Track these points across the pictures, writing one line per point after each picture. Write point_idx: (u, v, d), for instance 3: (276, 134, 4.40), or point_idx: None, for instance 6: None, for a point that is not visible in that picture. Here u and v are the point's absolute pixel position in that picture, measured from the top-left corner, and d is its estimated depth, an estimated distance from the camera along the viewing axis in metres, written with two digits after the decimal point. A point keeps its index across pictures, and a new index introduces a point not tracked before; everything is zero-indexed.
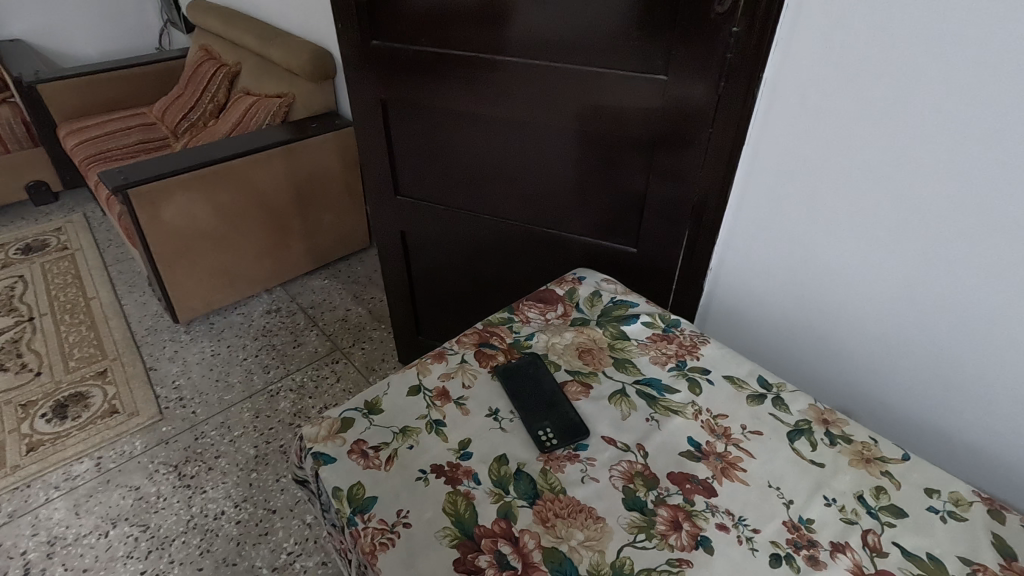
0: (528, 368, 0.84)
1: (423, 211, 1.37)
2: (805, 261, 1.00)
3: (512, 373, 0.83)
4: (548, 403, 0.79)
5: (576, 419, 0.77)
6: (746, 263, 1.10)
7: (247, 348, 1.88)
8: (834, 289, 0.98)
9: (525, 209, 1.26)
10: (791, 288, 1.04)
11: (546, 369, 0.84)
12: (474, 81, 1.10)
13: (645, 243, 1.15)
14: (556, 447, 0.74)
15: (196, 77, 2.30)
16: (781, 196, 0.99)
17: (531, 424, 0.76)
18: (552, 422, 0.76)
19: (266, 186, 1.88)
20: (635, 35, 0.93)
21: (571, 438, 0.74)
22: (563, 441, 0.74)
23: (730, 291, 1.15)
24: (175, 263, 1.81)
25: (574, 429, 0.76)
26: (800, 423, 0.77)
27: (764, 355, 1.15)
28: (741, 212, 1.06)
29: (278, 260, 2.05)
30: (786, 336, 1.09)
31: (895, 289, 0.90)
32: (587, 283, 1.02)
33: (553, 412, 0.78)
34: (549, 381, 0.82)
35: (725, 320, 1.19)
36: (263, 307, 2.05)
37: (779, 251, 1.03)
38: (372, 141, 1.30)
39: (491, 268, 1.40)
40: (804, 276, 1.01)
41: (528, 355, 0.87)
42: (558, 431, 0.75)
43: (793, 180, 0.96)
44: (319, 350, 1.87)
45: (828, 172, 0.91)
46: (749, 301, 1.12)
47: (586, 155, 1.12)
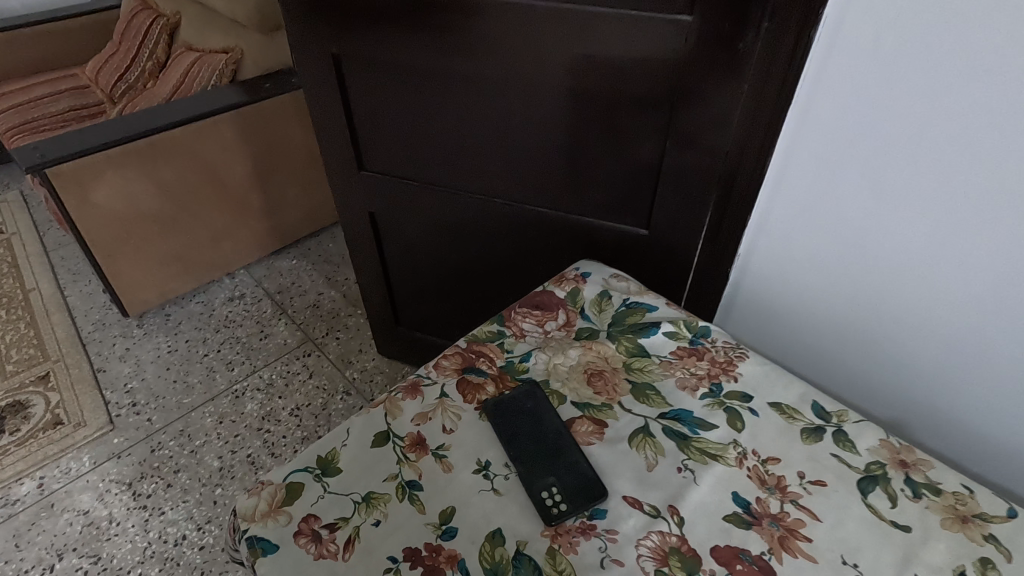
0: (524, 403, 0.67)
1: (394, 189, 1.17)
2: (859, 248, 0.81)
3: (504, 411, 0.66)
4: (552, 454, 0.62)
5: (589, 474, 0.60)
6: (783, 248, 0.91)
7: (208, 342, 1.68)
8: (894, 282, 0.80)
9: (513, 186, 1.06)
10: (836, 280, 0.87)
11: (548, 402, 0.67)
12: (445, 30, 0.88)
13: (660, 224, 0.96)
14: (567, 516, 0.57)
15: (130, 30, 2.01)
16: (834, 169, 0.79)
17: (533, 485, 0.59)
18: (559, 478, 0.59)
19: (217, 159, 1.64)
20: None
21: (585, 503, 0.58)
22: (576, 506, 0.57)
23: (762, 281, 0.97)
24: (116, 251, 1.59)
25: (588, 489, 0.59)
26: (872, 468, 0.61)
27: (799, 355, 0.98)
28: (781, 187, 0.86)
29: (239, 241, 1.83)
30: (826, 334, 0.92)
31: (976, 287, 0.72)
32: (593, 281, 0.83)
33: (560, 465, 0.61)
34: (552, 421, 0.65)
35: (753, 314, 1.02)
36: (225, 294, 1.84)
37: (824, 237, 0.85)
38: (326, 106, 1.07)
39: (477, 254, 1.20)
40: (856, 266, 0.83)
41: (525, 382, 0.69)
42: (568, 493, 0.58)
43: (851, 149, 0.76)
44: (289, 341, 1.68)
45: (901, 140, 0.70)
46: (785, 293, 0.94)
47: (585, 120, 0.91)
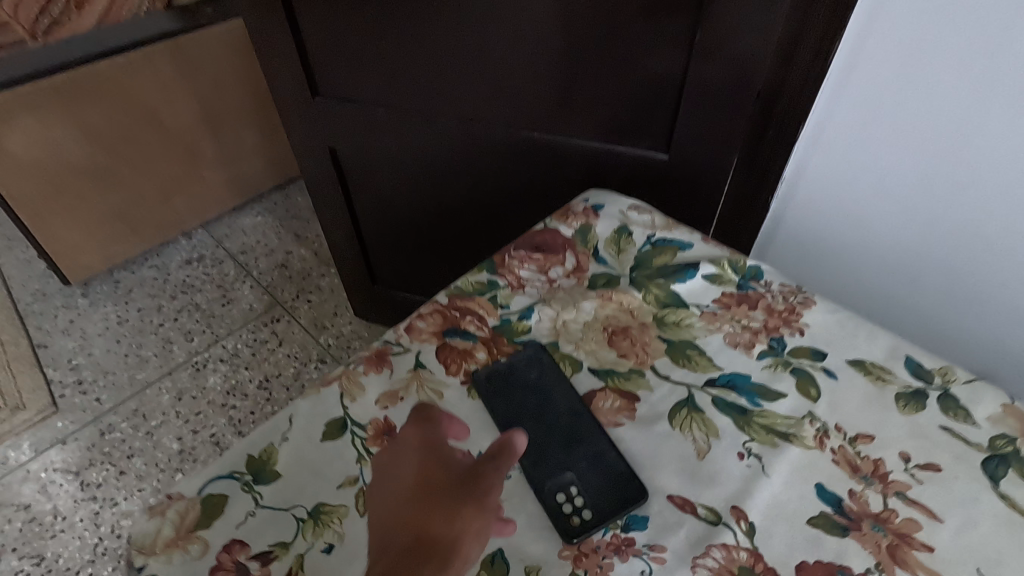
0: (527, 376, 0.50)
1: (357, 118, 0.96)
2: (954, 165, 0.61)
3: (501, 387, 0.49)
4: (567, 443, 0.46)
5: (619, 470, 0.44)
6: (843, 170, 0.70)
7: (163, 311, 1.49)
8: (997, 209, 0.61)
9: (503, 106, 0.86)
10: (911, 210, 0.67)
11: (558, 373, 0.51)
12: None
13: (685, 147, 0.77)
14: (593, 529, 0.42)
15: None
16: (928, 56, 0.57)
17: (545, 487, 0.44)
18: (579, 478, 0.44)
19: (154, 98, 1.40)
20: None
21: (617, 508, 0.43)
22: (604, 514, 0.42)
23: (813, 209, 0.77)
24: (45, 210, 1.38)
25: (619, 490, 0.43)
26: (998, 444, 0.45)
27: (857, 298, 0.79)
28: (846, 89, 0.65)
29: (193, 196, 1.61)
30: (890, 276, 0.74)
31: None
32: (607, 215, 0.65)
33: (579, 460, 0.45)
34: (565, 398, 0.49)
35: (798, 250, 0.82)
36: (181, 255, 1.64)
37: (901, 153, 0.65)
38: (263, 12, 0.85)
39: (462, 195, 1.02)
40: (944, 190, 0.63)
41: (525, 346, 0.52)
42: (592, 496, 0.43)
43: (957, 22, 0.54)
44: (255, 306, 1.50)
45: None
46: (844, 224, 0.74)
47: (589, 14, 0.70)
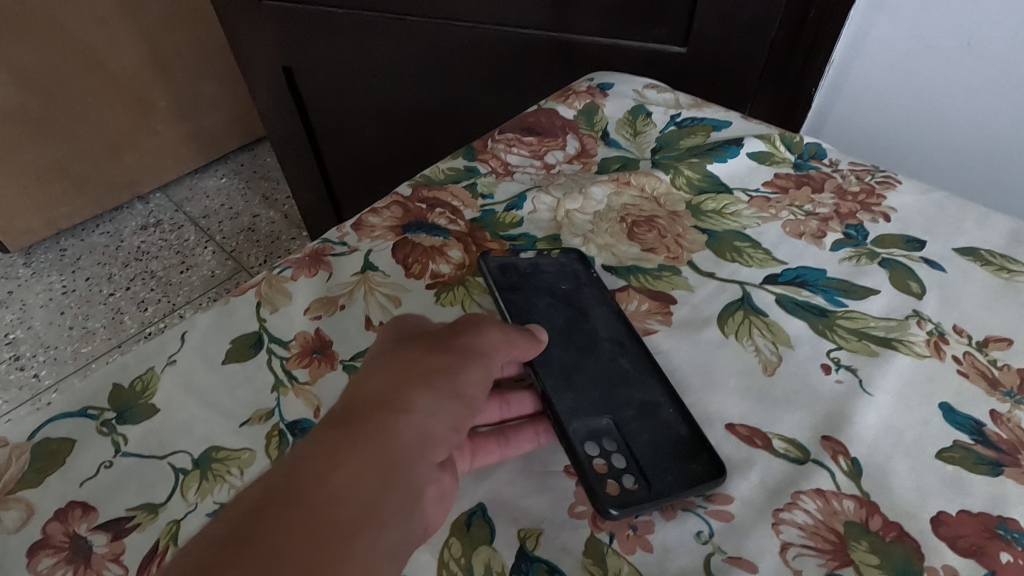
0: (553, 286, 0.35)
1: (310, 24, 0.82)
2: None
3: (516, 286, 0.35)
4: (607, 374, 0.31)
5: (681, 434, 0.29)
6: (920, 31, 0.57)
7: (115, 279, 1.34)
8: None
9: None
10: (1011, 74, 0.54)
11: (600, 290, 0.35)
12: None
13: (711, 34, 0.61)
14: (644, 505, 0.26)
15: None
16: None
17: (571, 427, 0.29)
18: (623, 430, 0.29)
19: (93, 35, 1.25)
20: None
21: (683, 485, 0.27)
22: (659, 490, 0.27)
23: (880, 89, 0.62)
24: None
25: (681, 461, 0.28)
26: None
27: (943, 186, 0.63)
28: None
29: (146, 151, 1.45)
30: (972, 170, 0.61)
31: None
32: (618, 93, 0.51)
33: (624, 404, 0.30)
34: (604, 311, 0.34)
35: (862, 139, 0.66)
36: (137, 221, 1.48)
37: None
38: None
39: (436, 118, 0.86)
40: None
41: (560, 253, 0.37)
42: (643, 458, 0.28)
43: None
44: (217, 273, 1.35)
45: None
46: (924, 99, 0.60)
47: None
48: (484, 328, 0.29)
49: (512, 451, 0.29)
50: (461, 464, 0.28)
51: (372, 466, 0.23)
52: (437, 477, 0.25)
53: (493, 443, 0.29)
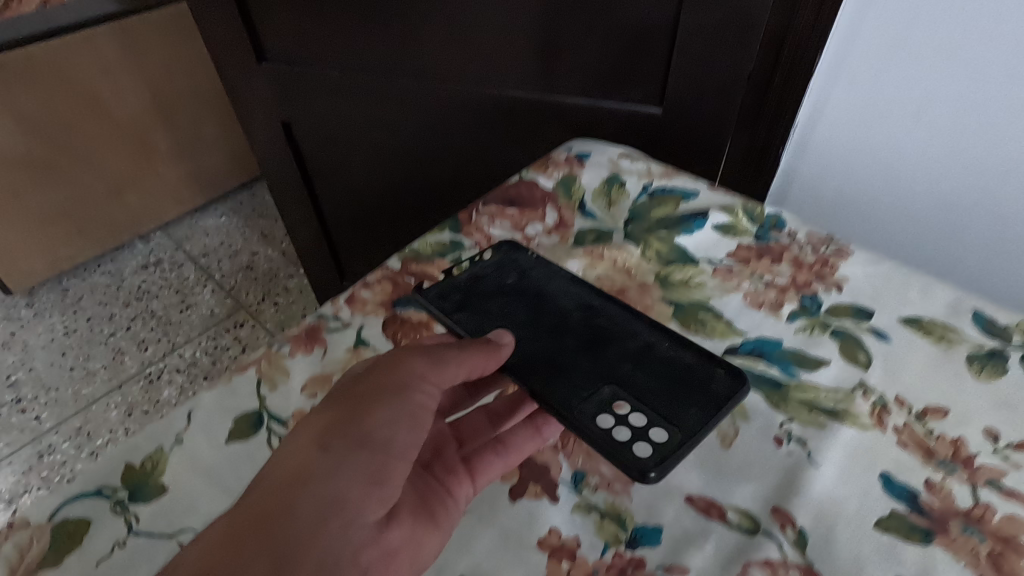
0: (496, 283, 0.41)
1: (307, 83, 0.86)
2: (1021, 67, 0.51)
3: (462, 303, 0.40)
4: (589, 346, 0.36)
5: (680, 365, 0.35)
6: (876, 99, 0.60)
7: (115, 320, 1.37)
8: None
9: (463, 55, 0.75)
10: (960, 143, 0.57)
11: (541, 268, 0.42)
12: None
13: (684, 99, 0.66)
14: (681, 449, 0.31)
15: None
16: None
17: (580, 410, 0.33)
18: (623, 387, 0.34)
19: (98, 84, 1.30)
20: None
21: (703, 413, 0.33)
22: (686, 427, 0.32)
23: (840, 152, 0.65)
24: None
25: (688, 402, 0.34)
26: None
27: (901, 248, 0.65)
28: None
29: (147, 192, 1.49)
30: (927, 234, 0.63)
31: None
32: (594, 164, 0.55)
33: (618, 362, 0.35)
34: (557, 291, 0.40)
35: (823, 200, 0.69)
36: (137, 260, 1.51)
37: (946, 61, 0.54)
38: None
39: (426, 167, 0.89)
40: (1008, 100, 0.52)
41: (493, 251, 0.43)
42: (652, 407, 0.33)
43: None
44: (216, 311, 1.37)
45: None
46: (881, 164, 0.63)
47: None
48: (409, 360, 0.33)
49: (514, 458, 0.34)
50: (465, 487, 0.33)
51: (271, 552, 0.28)
52: (376, 538, 0.30)
53: (493, 456, 0.34)
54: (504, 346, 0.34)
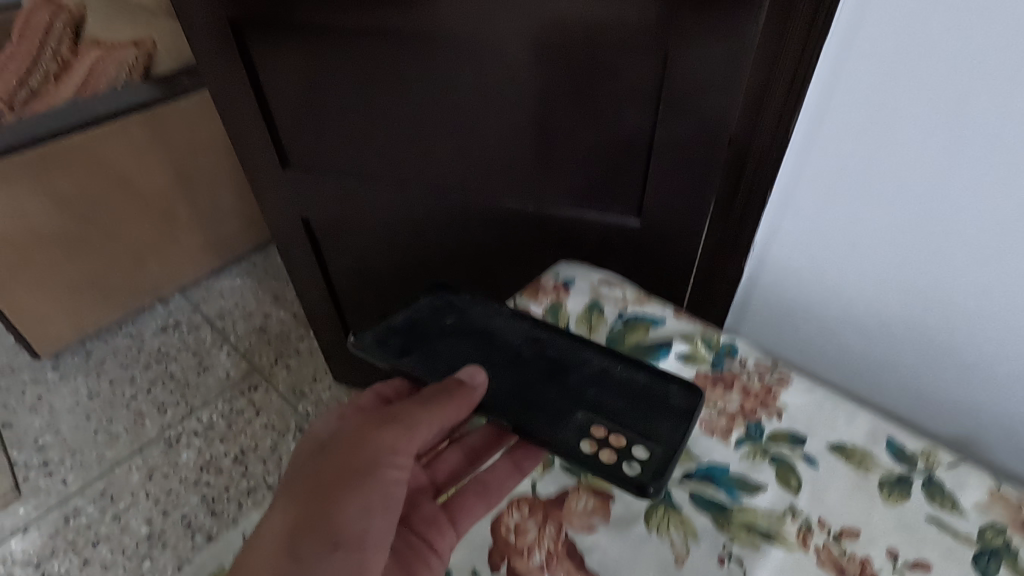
0: (442, 323, 0.58)
1: (327, 185, 0.97)
2: (934, 226, 0.56)
3: (408, 335, 0.58)
4: (553, 378, 0.52)
5: (635, 384, 0.51)
6: (817, 230, 0.66)
7: (136, 383, 1.45)
8: (987, 275, 0.55)
9: (466, 171, 0.86)
10: (888, 280, 0.62)
11: (477, 304, 0.59)
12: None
13: (658, 215, 0.77)
14: (670, 461, 0.45)
15: (29, 27, 1.76)
16: (894, 99, 0.53)
17: (565, 435, 0.48)
18: (595, 412, 0.49)
19: (128, 165, 1.41)
20: None
21: (675, 424, 0.48)
22: (661, 438, 0.47)
23: (790, 269, 0.71)
24: (13, 281, 1.35)
25: (654, 416, 0.48)
26: (987, 536, 0.43)
27: (842, 357, 0.72)
28: (818, 132, 0.61)
29: (168, 259, 1.59)
30: (865, 349, 0.69)
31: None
32: (578, 290, 0.64)
33: (582, 388, 0.51)
34: (487, 324, 0.57)
35: (776, 308, 0.76)
36: (157, 323, 1.61)
37: (873, 215, 0.60)
38: (229, 86, 0.89)
39: (431, 256, 0.99)
40: (925, 252, 0.58)
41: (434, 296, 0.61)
42: (623, 424, 0.48)
43: (925, 58, 0.49)
44: (231, 374, 1.46)
45: (1022, 55, 0.45)
46: (825, 289, 0.68)
47: (551, 85, 0.72)
48: (382, 441, 0.50)
49: (494, 500, 0.48)
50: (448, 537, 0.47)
51: None
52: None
53: (474, 502, 0.48)
54: (476, 386, 0.49)
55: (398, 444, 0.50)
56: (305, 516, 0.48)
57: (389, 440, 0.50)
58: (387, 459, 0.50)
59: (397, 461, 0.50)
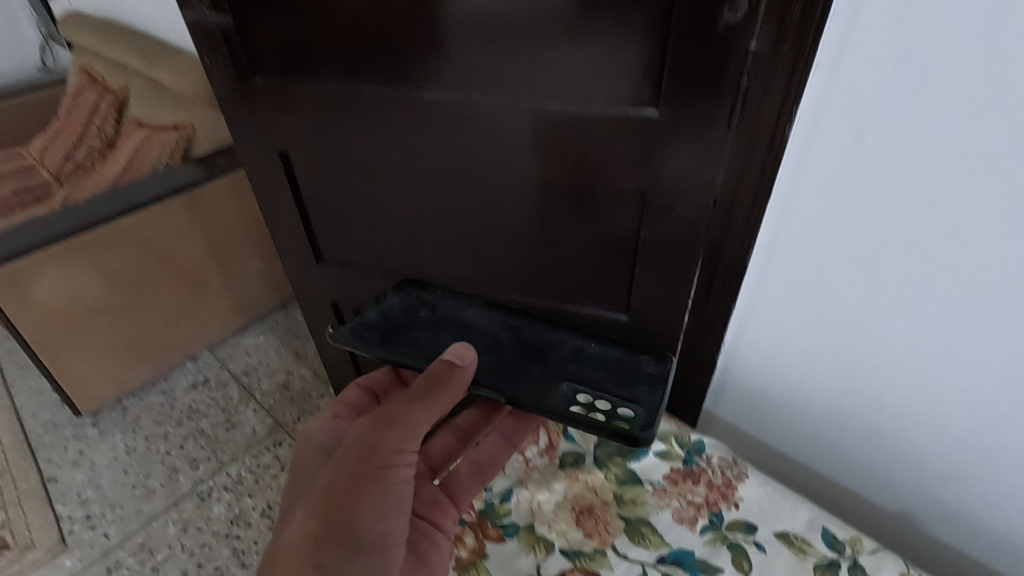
0: None
1: (356, 275, 1.12)
2: (862, 335, 0.74)
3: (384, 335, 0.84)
4: (533, 357, 0.76)
5: (609, 361, 0.75)
6: (777, 333, 0.82)
7: (170, 438, 1.57)
8: (902, 374, 0.72)
9: (478, 269, 1.00)
10: (830, 375, 0.80)
11: (442, 306, 0.87)
12: (388, 115, 0.84)
13: (643, 312, 0.90)
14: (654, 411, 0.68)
15: (76, 106, 1.94)
16: (826, 245, 0.71)
17: (565, 390, 0.71)
18: (581, 377, 0.72)
19: (169, 241, 1.55)
20: (619, 67, 0.68)
21: (648, 391, 0.71)
22: (637, 397, 0.70)
23: (755, 362, 0.88)
24: (62, 348, 1.48)
25: (630, 383, 0.72)
26: None
27: (801, 428, 0.88)
28: (769, 262, 0.78)
29: (200, 321, 1.73)
30: (818, 428, 0.85)
31: (986, 386, 0.66)
32: None
33: (564, 362, 0.75)
34: (443, 315, 0.96)
35: (744, 393, 0.92)
36: (187, 380, 1.74)
37: (817, 327, 0.77)
38: (275, 196, 1.04)
39: None
40: (858, 354, 0.75)
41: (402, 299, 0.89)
42: (604, 386, 0.71)
43: (848, 220, 0.67)
44: (258, 430, 1.58)
45: (909, 231, 0.63)
46: (787, 381, 0.85)
47: (550, 209, 0.86)
48: (391, 443, 0.61)
49: (489, 476, 0.68)
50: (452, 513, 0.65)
51: None
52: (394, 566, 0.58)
53: (472, 482, 0.68)
54: (468, 366, 0.68)
55: (404, 441, 0.62)
56: (326, 522, 0.56)
57: (396, 440, 0.61)
58: (394, 457, 0.60)
59: (404, 456, 0.62)
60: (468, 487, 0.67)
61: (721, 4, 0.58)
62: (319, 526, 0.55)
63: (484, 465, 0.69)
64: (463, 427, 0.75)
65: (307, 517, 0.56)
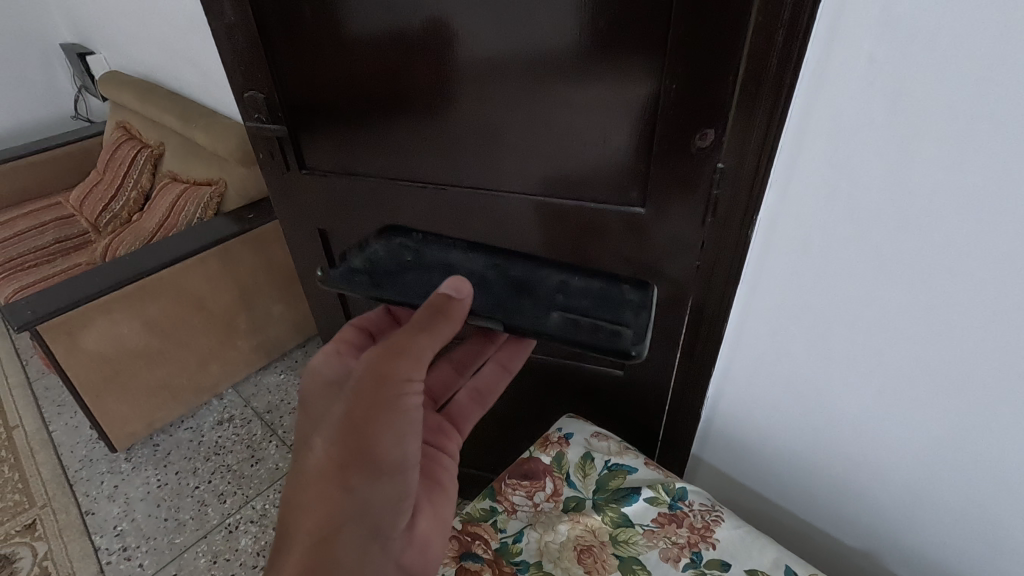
0: (406, 259, 0.89)
1: None
2: (819, 408, 0.84)
3: (381, 272, 0.87)
4: (523, 290, 0.83)
5: (599, 289, 0.81)
6: (749, 398, 0.93)
7: (199, 473, 1.68)
8: (855, 444, 0.82)
9: None
10: (795, 439, 0.90)
11: (429, 240, 0.92)
12: (423, 196, 1.04)
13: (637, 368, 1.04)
14: (641, 335, 0.75)
15: (114, 159, 2.10)
16: (785, 330, 0.82)
17: (558, 317, 0.78)
18: (569, 305, 0.79)
19: (202, 290, 1.69)
20: (619, 176, 0.85)
21: (635, 313, 0.78)
22: (627, 320, 0.77)
23: (733, 422, 0.98)
24: (103, 390, 1.60)
25: (619, 308, 0.79)
26: None
27: (775, 482, 0.97)
28: (740, 340, 0.89)
29: (227, 361, 1.86)
30: (789, 483, 0.95)
31: (918, 457, 0.76)
32: (575, 442, 0.89)
33: (553, 293, 0.81)
34: (432, 259, 0.89)
35: (724, 446, 1.02)
36: (213, 417, 1.86)
37: (781, 397, 0.88)
38: None
39: None
40: (817, 424, 0.85)
41: (388, 239, 0.92)
42: (593, 310, 0.78)
43: (801, 312, 0.78)
44: (280, 466, 1.69)
45: (850, 328, 0.74)
46: (760, 440, 0.95)
47: None
48: (400, 374, 0.64)
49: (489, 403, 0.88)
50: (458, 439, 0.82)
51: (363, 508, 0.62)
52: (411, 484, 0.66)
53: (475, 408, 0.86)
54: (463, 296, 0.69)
55: (411, 370, 0.65)
56: (347, 452, 0.62)
57: (404, 370, 0.65)
58: (404, 385, 0.65)
59: (413, 384, 0.66)
60: (470, 413, 0.86)
61: (693, 133, 0.75)
62: (341, 457, 0.62)
63: (483, 391, 0.88)
64: (461, 359, 0.90)
65: (332, 443, 0.63)
